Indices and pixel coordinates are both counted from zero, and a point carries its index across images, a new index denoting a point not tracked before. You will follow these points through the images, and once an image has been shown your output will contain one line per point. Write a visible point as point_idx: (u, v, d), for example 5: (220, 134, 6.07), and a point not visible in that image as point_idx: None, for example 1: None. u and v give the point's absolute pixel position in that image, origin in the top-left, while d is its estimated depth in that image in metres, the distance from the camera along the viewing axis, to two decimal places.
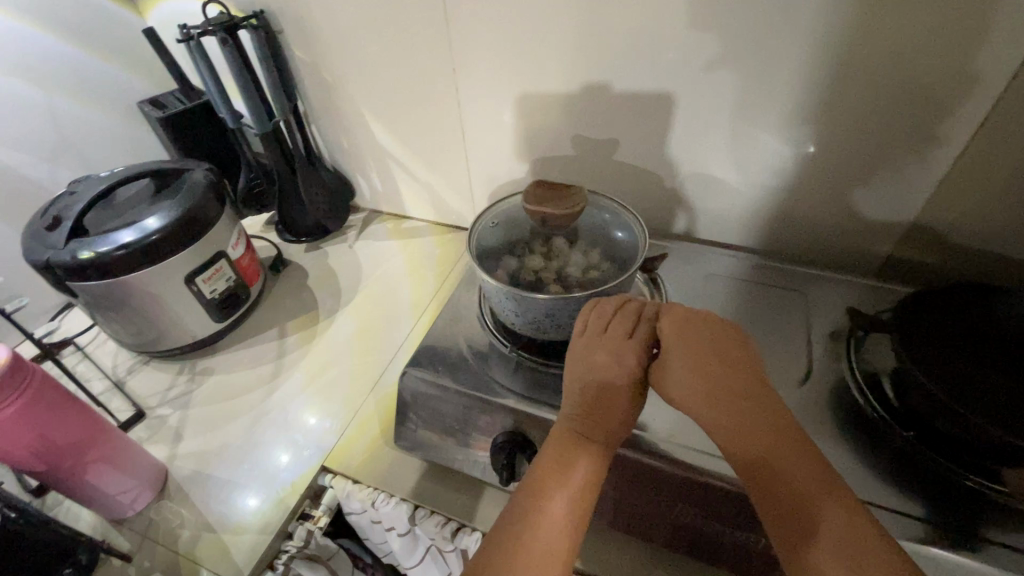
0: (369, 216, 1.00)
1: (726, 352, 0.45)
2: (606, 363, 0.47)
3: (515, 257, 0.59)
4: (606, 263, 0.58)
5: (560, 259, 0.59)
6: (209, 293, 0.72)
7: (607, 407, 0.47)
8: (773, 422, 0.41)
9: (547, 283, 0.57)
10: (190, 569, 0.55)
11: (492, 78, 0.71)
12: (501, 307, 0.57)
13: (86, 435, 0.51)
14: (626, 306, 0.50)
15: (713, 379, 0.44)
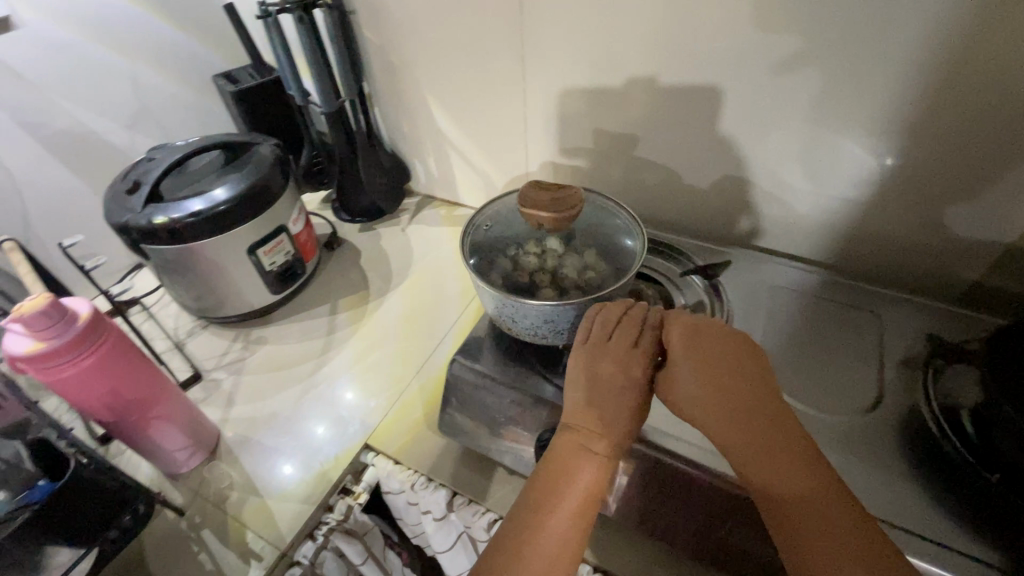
0: (422, 201, 1.00)
1: (739, 364, 0.44)
2: (612, 373, 0.46)
3: (508, 258, 0.57)
4: (603, 265, 0.56)
5: (555, 261, 0.57)
6: (268, 265, 0.74)
7: (612, 415, 0.45)
8: (786, 440, 0.40)
9: (541, 286, 0.55)
10: (236, 530, 0.57)
11: (562, 67, 0.69)
12: (496, 313, 0.55)
13: (153, 393, 0.54)
14: (631, 312, 0.48)
15: (725, 393, 0.43)
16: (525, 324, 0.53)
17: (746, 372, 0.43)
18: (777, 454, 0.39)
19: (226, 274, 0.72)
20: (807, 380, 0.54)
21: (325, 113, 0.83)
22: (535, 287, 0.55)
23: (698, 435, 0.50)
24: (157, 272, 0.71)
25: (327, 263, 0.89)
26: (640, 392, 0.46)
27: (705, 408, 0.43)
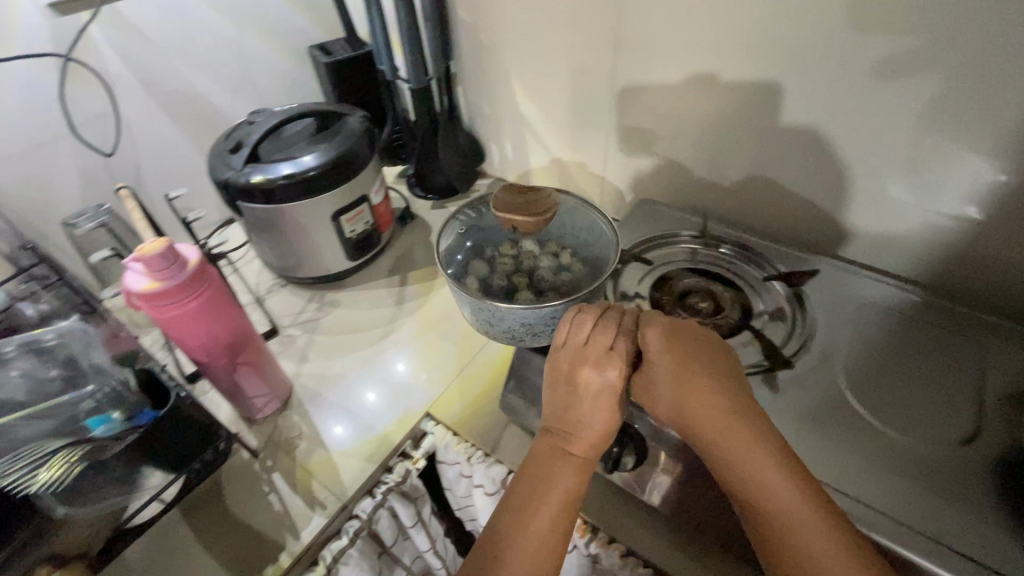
0: (494, 183, 1.01)
1: (714, 368, 0.47)
2: (592, 379, 0.47)
3: (485, 262, 0.62)
4: (578, 262, 0.61)
5: (531, 263, 0.62)
6: (348, 232, 0.77)
7: (590, 420, 0.47)
8: (756, 440, 0.44)
9: (521, 287, 0.59)
10: (303, 478, 0.60)
11: (659, 57, 0.67)
12: (472, 319, 0.55)
13: (241, 340, 0.57)
14: (608, 313, 0.49)
15: (702, 397, 0.45)
16: (502, 326, 0.53)
17: (715, 374, 0.47)
18: (752, 455, 0.43)
19: (309, 236, 0.75)
20: (891, 403, 0.51)
21: (413, 89, 0.85)
22: (515, 287, 0.60)
23: None
24: (247, 229, 0.76)
25: (399, 236, 0.91)
26: (617, 395, 0.47)
27: (684, 407, 0.46)
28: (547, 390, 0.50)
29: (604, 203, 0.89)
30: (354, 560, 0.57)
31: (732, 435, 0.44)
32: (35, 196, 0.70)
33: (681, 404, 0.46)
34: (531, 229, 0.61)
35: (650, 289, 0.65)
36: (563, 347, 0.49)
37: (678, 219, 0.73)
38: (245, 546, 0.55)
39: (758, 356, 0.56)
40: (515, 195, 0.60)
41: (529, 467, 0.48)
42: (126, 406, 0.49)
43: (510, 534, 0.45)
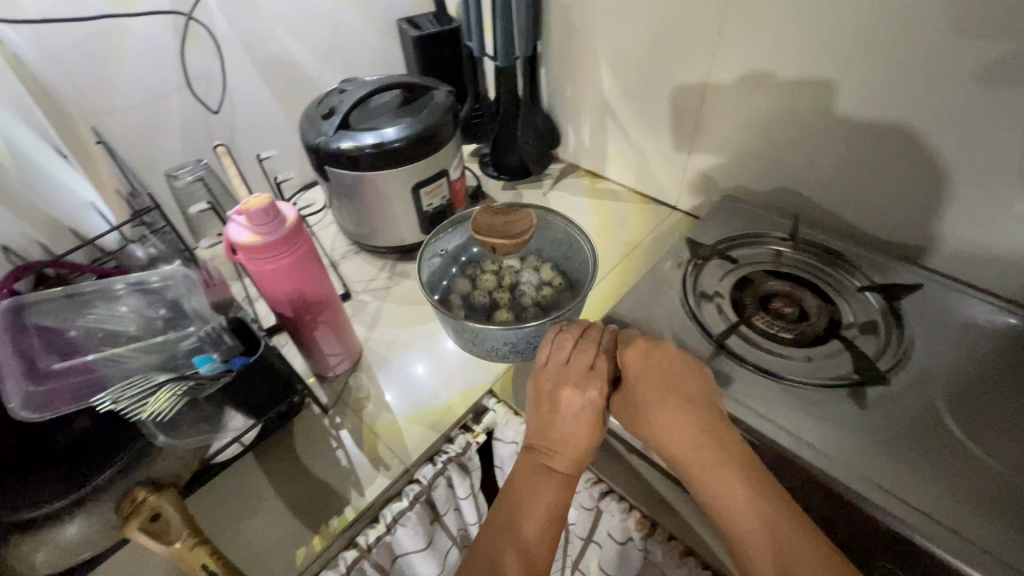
0: (567, 168, 1.00)
1: (689, 391, 0.50)
2: (574, 397, 0.52)
3: (469, 279, 0.72)
4: (557, 279, 0.71)
5: (514, 281, 0.72)
6: (426, 206, 0.79)
7: (572, 434, 0.51)
8: (722, 449, 0.46)
9: (503, 302, 0.69)
10: (370, 438, 0.62)
11: (766, 45, 0.63)
12: (458, 338, 0.64)
13: (324, 301, 0.59)
14: (588, 333, 0.56)
15: (678, 418, 0.48)
16: (487, 344, 0.61)
17: (686, 388, 0.50)
18: (722, 462, 0.45)
19: (388, 206, 0.77)
20: (996, 435, 0.47)
21: (500, 66, 0.84)
22: (499, 302, 0.70)
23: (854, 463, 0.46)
24: (330, 194, 0.78)
25: None
26: (598, 411, 0.52)
27: (657, 417, 0.49)
28: (534, 407, 0.54)
29: (681, 197, 0.87)
30: (410, 521, 0.59)
31: (703, 442, 0.47)
32: (143, 147, 0.74)
33: (655, 416, 0.49)
34: (510, 250, 0.72)
35: (731, 289, 0.63)
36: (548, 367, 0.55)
37: (765, 218, 0.70)
38: (313, 496, 0.58)
39: (847, 370, 0.53)
40: (494, 223, 0.71)
41: (518, 478, 0.52)
42: (222, 348, 0.51)
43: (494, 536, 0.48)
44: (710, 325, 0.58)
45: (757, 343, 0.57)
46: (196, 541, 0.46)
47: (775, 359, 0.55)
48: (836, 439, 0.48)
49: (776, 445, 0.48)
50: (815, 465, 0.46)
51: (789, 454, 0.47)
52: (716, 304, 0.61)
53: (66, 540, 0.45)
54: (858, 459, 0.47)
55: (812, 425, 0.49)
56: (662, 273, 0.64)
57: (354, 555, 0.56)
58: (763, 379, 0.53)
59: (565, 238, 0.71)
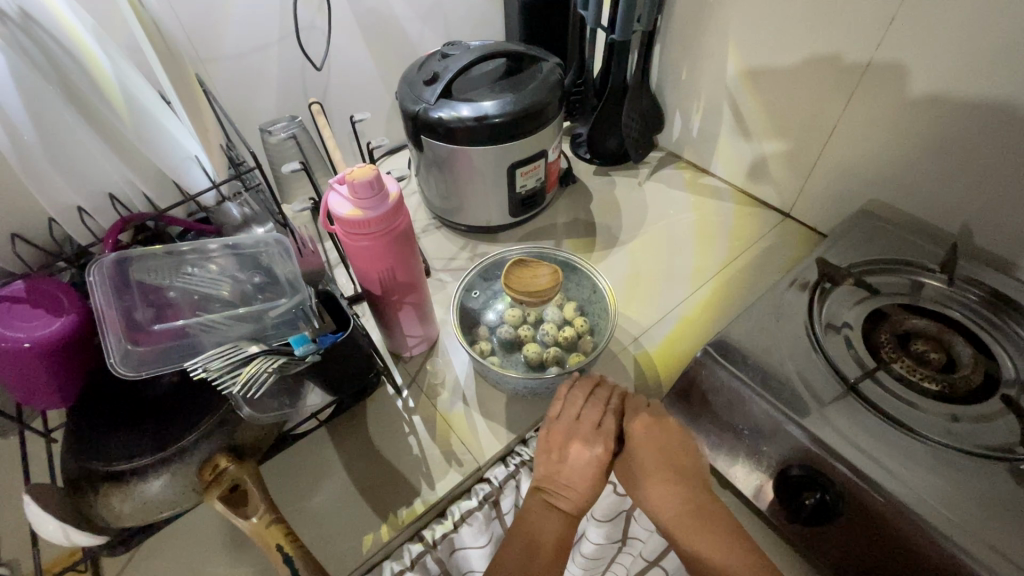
0: (666, 158, 0.93)
1: (685, 463, 0.49)
2: (580, 454, 0.51)
3: (495, 312, 0.63)
4: (580, 318, 0.61)
5: (538, 317, 0.62)
6: (519, 187, 0.74)
7: (578, 484, 0.50)
8: (717, 522, 0.46)
9: (524, 340, 0.60)
10: (442, 428, 0.60)
11: (953, 37, 0.55)
12: (487, 370, 0.59)
13: (412, 283, 0.56)
14: (601, 391, 0.53)
15: (675, 487, 0.48)
16: (509, 383, 0.59)
17: (684, 458, 0.50)
18: (712, 534, 0.46)
19: (481, 184, 0.73)
20: None
21: (615, 40, 0.76)
22: (521, 340, 0.60)
23: (1006, 544, 0.39)
24: (421, 164, 0.75)
25: (559, 198, 0.87)
26: (602, 468, 0.51)
27: (652, 482, 0.49)
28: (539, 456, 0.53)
29: (797, 202, 0.79)
30: (477, 521, 0.55)
31: (694, 513, 0.47)
32: (242, 97, 0.73)
33: (651, 485, 0.49)
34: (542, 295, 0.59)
35: (863, 321, 0.55)
36: (556, 420, 0.53)
37: (909, 242, 0.61)
38: (382, 480, 0.56)
39: (1005, 439, 0.45)
40: (521, 273, 0.59)
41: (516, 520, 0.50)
42: (312, 326, 0.49)
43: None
44: (838, 363, 0.51)
45: (894, 390, 0.49)
46: (272, 517, 0.45)
47: (917, 412, 0.48)
48: (990, 517, 0.41)
49: (913, 514, 0.41)
50: (962, 543, 0.40)
51: (930, 530, 0.40)
52: (845, 337, 0.54)
53: (150, 496, 0.45)
54: (1010, 540, 0.40)
55: (960, 497, 0.42)
56: (783, 292, 0.57)
57: (419, 548, 0.53)
58: (901, 434, 0.46)
59: (592, 281, 0.63)
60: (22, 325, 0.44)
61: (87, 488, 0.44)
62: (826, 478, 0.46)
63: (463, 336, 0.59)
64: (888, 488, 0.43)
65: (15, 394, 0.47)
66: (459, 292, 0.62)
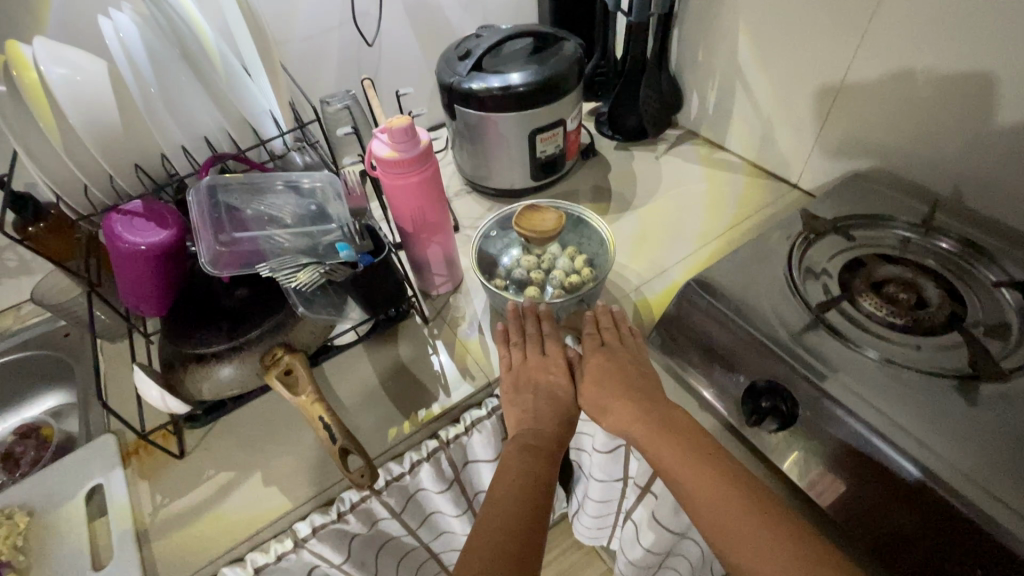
0: (684, 135, 0.99)
1: (631, 375, 0.59)
2: (541, 380, 0.62)
3: (512, 258, 0.72)
4: (586, 269, 0.69)
5: (548, 263, 0.71)
6: (540, 152, 0.83)
7: (549, 408, 0.60)
8: (667, 422, 0.54)
9: (532, 283, 0.69)
10: (460, 351, 0.70)
11: (939, 9, 0.59)
12: (498, 300, 0.68)
13: (439, 224, 0.66)
14: (526, 323, 0.66)
15: (625, 394, 0.58)
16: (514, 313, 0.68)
17: (632, 370, 0.60)
18: (675, 447, 0.52)
19: (505, 150, 0.82)
20: None
21: (632, 23, 0.84)
22: (529, 281, 0.69)
23: (941, 444, 0.45)
24: (455, 133, 0.85)
25: (579, 168, 0.95)
26: (563, 389, 0.62)
27: (612, 405, 0.58)
28: (509, 401, 0.62)
29: (804, 173, 0.84)
30: (485, 430, 0.66)
31: (648, 416, 0.55)
32: (306, 75, 0.86)
33: (611, 402, 0.58)
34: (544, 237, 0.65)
35: (840, 269, 0.60)
36: (509, 368, 0.63)
37: (897, 202, 0.65)
38: (408, 388, 0.66)
39: (958, 364, 0.50)
40: (532, 214, 0.67)
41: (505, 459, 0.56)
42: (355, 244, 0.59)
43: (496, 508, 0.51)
44: (810, 299, 0.57)
45: (860, 322, 0.54)
46: (315, 397, 0.55)
47: (881, 340, 0.53)
48: (930, 422, 0.46)
49: (858, 417, 0.47)
50: (903, 445, 0.45)
51: (875, 432, 0.46)
52: (822, 281, 0.59)
53: (222, 378, 0.58)
54: (947, 442, 0.45)
55: (905, 405, 0.48)
56: (768, 241, 0.63)
57: (435, 445, 0.64)
58: (862, 356, 0.51)
59: (601, 233, 0.72)
60: (138, 233, 0.56)
61: (179, 367, 0.58)
62: (786, 388, 0.51)
63: (478, 270, 0.69)
64: (842, 399, 0.48)
65: (130, 301, 0.60)
66: (480, 229, 0.72)
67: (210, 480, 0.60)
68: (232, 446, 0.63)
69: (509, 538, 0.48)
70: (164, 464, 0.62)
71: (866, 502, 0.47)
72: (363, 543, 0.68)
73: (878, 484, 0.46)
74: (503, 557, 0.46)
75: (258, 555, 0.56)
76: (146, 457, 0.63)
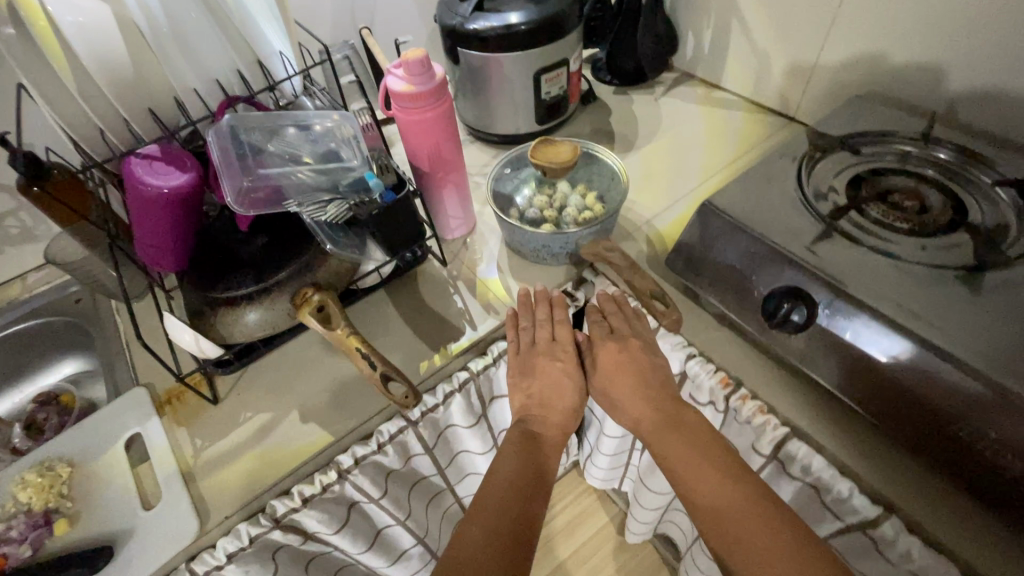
0: (680, 78, 1.00)
1: (643, 371, 0.58)
2: (547, 367, 0.60)
3: (524, 198, 0.73)
4: (599, 205, 0.70)
5: (560, 202, 0.72)
6: (544, 94, 0.83)
7: (557, 397, 0.59)
8: (676, 420, 0.55)
9: (546, 220, 0.70)
10: (481, 289, 0.71)
11: None
12: (514, 238, 0.70)
13: (454, 162, 0.67)
14: (537, 307, 0.65)
15: (636, 391, 0.57)
16: (530, 248, 0.69)
17: (643, 363, 0.59)
18: (684, 446, 0.53)
19: (509, 93, 0.82)
20: None
21: None
22: (542, 219, 0.70)
23: (953, 328, 0.48)
24: (458, 81, 0.85)
25: (580, 114, 0.95)
26: (572, 378, 0.60)
27: (623, 398, 0.57)
28: (514, 385, 0.61)
29: (801, 106, 0.86)
30: None
31: (657, 417, 0.56)
32: (301, 26, 0.84)
33: (617, 392, 0.58)
34: (558, 170, 0.67)
35: (847, 183, 0.63)
36: (516, 351, 0.62)
37: (895, 121, 0.67)
38: (433, 327, 0.68)
39: (962, 259, 0.53)
40: (547, 147, 0.68)
41: (503, 448, 0.56)
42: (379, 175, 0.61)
43: (488, 499, 0.51)
44: (820, 210, 0.59)
45: (870, 228, 0.57)
46: (350, 330, 0.57)
47: (891, 241, 0.55)
48: (942, 311, 0.49)
49: (875, 311, 0.50)
50: (916, 330, 0.48)
51: (892, 322, 0.49)
52: (831, 195, 0.61)
53: (250, 323, 0.59)
54: (959, 326, 0.48)
55: (918, 297, 0.50)
56: (777, 163, 0.65)
57: (465, 376, 0.66)
58: (874, 257, 0.54)
59: (611, 169, 0.73)
60: (159, 176, 0.56)
61: (209, 311, 0.58)
62: (806, 292, 0.54)
63: (493, 205, 0.69)
64: (858, 295, 0.51)
65: (147, 256, 0.60)
66: (492, 169, 0.72)
67: (246, 423, 0.61)
68: (265, 391, 0.64)
69: (506, 529, 0.49)
70: (198, 411, 0.62)
71: (886, 387, 0.49)
72: (397, 481, 0.70)
73: (894, 365, 0.49)
74: (497, 552, 0.47)
75: (304, 487, 0.57)
76: (179, 405, 0.63)
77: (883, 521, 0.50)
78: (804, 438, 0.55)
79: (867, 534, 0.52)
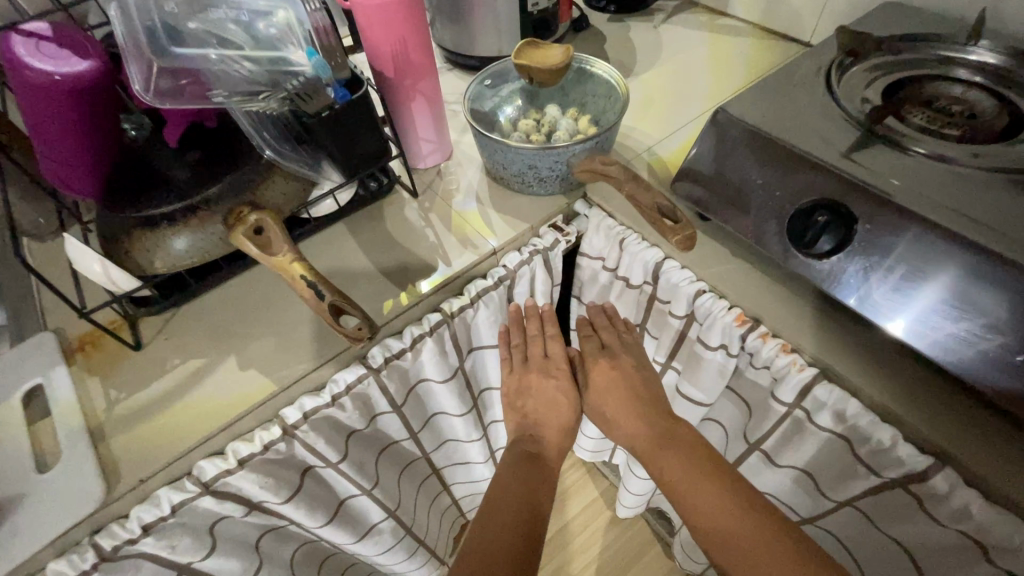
0: (681, 5, 0.90)
1: (637, 387, 0.54)
2: (542, 384, 0.57)
3: (507, 122, 0.63)
4: (593, 127, 0.61)
5: (549, 126, 0.62)
6: (531, 5, 0.72)
7: (553, 411, 0.56)
8: (676, 437, 0.50)
9: (533, 138, 0.60)
10: (456, 221, 0.61)
11: None
12: (495, 160, 0.60)
13: (423, 65, 0.56)
14: (527, 323, 0.61)
15: (630, 408, 0.53)
16: (513, 170, 0.59)
17: (636, 377, 0.54)
18: (684, 464, 0.47)
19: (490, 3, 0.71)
20: None
21: None
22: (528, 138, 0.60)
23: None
24: None
25: (571, 41, 0.85)
26: (568, 396, 0.56)
27: (618, 416, 0.53)
28: (508, 405, 0.59)
29: (817, 28, 0.76)
30: (491, 304, 0.59)
31: (654, 432, 0.51)
32: None
33: (610, 409, 0.54)
34: (546, 78, 0.57)
35: (885, 89, 0.54)
36: (510, 371, 0.59)
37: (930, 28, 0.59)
38: (401, 262, 0.58)
39: None
40: (533, 51, 0.59)
41: (501, 472, 0.52)
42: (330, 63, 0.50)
43: (489, 529, 0.47)
44: (856, 116, 0.51)
45: (915, 133, 0.48)
46: (293, 255, 0.46)
47: (942, 146, 0.47)
48: (1009, 217, 0.41)
49: (929, 221, 0.41)
50: (984, 242, 0.40)
51: (953, 232, 0.40)
52: (866, 102, 0.52)
53: (177, 252, 0.49)
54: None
55: (979, 205, 0.42)
56: (801, 70, 0.55)
57: (438, 318, 0.56)
58: (924, 161, 0.46)
59: (607, 86, 0.63)
60: (48, 56, 0.46)
61: (124, 235, 0.48)
62: (841, 207, 0.45)
63: (470, 119, 0.59)
64: (907, 203, 0.42)
65: (56, 176, 0.49)
66: (469, 84, 0.62)
67: (174, 370, 0.51)
68: (201, 335, 0.53)
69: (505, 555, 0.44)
70: (116, 358, 0.52)
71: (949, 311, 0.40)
72: (361, 443, 0.60)
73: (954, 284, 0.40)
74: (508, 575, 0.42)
75: (241, 446, 0.49)
76: (93, 352, 0.53)
77: (935, 473, 0.42)
78: (837, 380, 0.46)
79: (910, 488, 0.45)
